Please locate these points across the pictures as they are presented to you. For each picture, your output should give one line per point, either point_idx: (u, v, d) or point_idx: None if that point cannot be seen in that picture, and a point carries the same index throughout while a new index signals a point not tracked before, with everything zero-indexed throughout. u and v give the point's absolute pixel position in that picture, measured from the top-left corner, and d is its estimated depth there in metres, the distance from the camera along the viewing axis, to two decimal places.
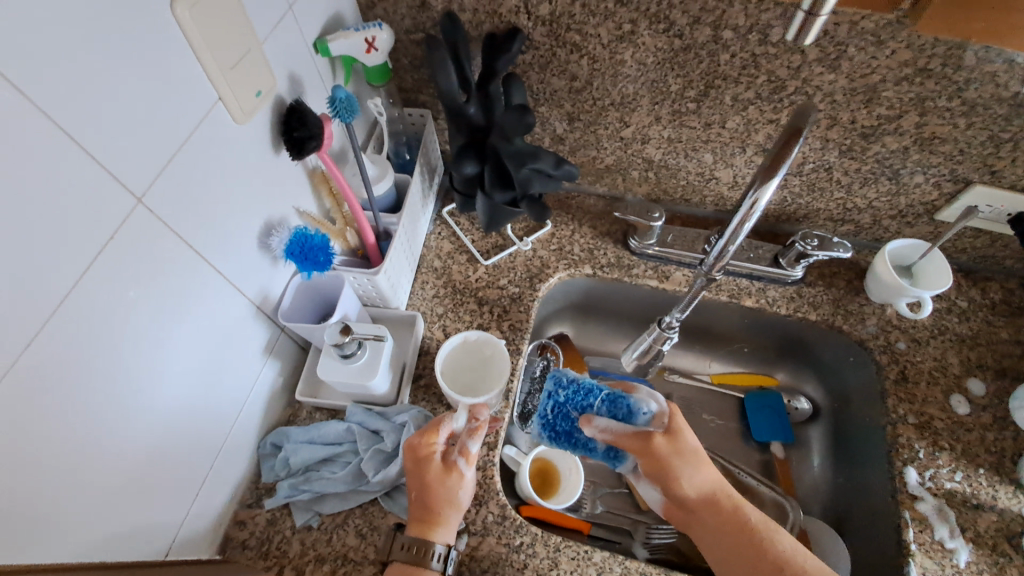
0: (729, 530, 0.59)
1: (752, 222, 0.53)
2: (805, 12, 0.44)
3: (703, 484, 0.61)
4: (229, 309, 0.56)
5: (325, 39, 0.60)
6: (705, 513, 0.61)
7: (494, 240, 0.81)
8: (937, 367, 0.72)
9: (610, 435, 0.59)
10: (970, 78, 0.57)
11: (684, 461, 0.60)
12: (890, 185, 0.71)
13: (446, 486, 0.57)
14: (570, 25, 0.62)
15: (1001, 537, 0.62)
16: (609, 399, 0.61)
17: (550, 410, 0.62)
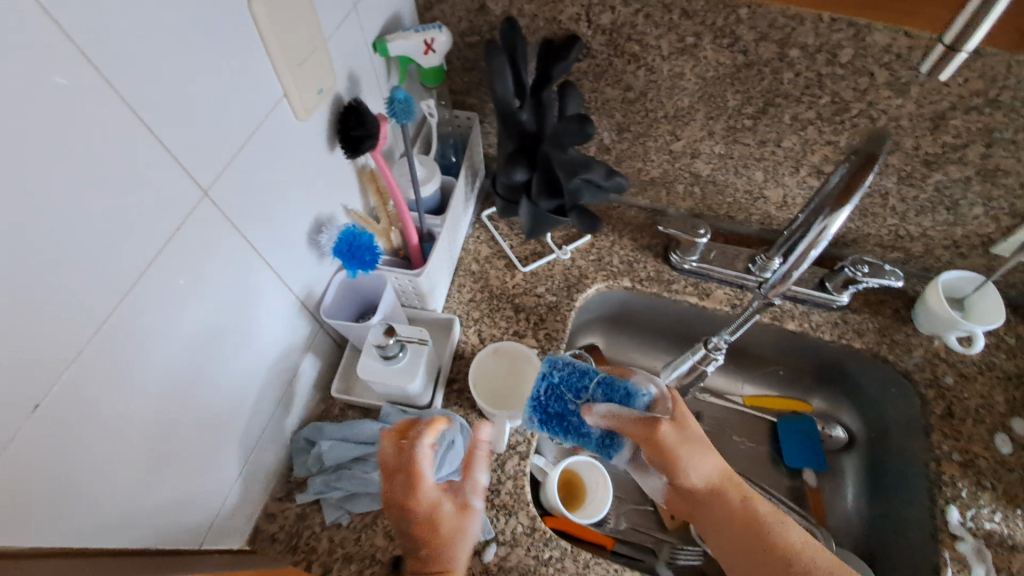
0: (739, 524, 0.54)
1: (820, 250, 0.54)
2: (945, 47, 0.41)
3: (710, 474, 0.57)
4: (276, 303, 0.56)
5: (384, 39, 0.60)
6: (713, 502, 0.56)
7: (533, 247, 0.81)
8: (984, 404, 0.69)
9: (611, 422, 0.56)
10: None
11: (691, 447, 0.56)
12: (947, 215, 0.69)
13: (453, 528, 0.54)
14: (630, 35, 0.61)
15: None
16: (604, 383, 0.58)
17: (545, 392, 0.58)
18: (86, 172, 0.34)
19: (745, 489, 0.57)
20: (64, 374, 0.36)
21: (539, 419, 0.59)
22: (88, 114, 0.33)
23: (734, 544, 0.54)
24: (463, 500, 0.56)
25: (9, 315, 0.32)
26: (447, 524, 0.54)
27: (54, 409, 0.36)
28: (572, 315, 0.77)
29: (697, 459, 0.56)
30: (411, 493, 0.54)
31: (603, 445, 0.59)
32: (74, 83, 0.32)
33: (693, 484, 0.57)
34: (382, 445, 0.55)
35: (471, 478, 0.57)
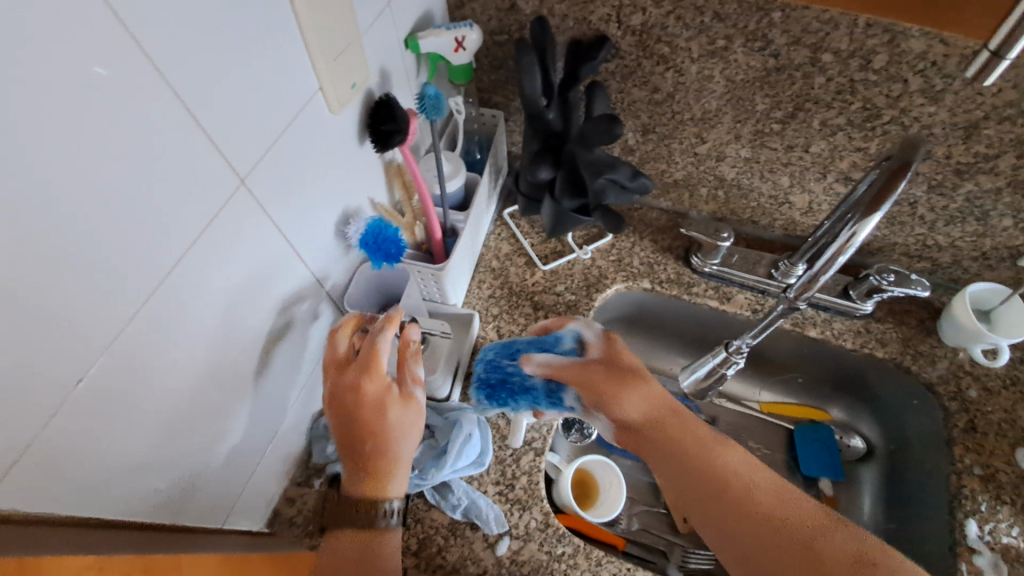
0: (676, 449, 0.53)
1: (847, 256, 0.54)
2: (991, 52, 0.43)
3: (645, 406, 0.56)
4: (303, 293, 0.58)
5: (416, 36, 0.61)
6: (661, 443, 0.54)
7: (554, 246, 0.81)
8: (1008, 419, 0.68)
9: (549, 368, 0.59)
10: None
11: (630, 379, 0.57)
12: (976, 226, 0.68)
13: (396, 424, 0.54)
14: (660, 37, 0.61)
15: None
16: (535, 343, 0.63)
17: (483, 366, 0.63)
18: (128, 161, 0.35)
19: (693, 423, 0.55)
20: (103, 356, 0.37)
21: (484, 395, 0.61)
22: (131, 105, 0.34)
23: (693, 491, 0.51)
24: (406, 390, 0.56)
25: (53, 297, 0.33)
26: (388, 416, 0.54)
27: (91, 390, 0.37)
28: (591, 314, 0.77)
29: (632, 392, 0.56)
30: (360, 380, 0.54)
31: (553, 400, 0.59)
32: (119, 75, 0.33)
33: (630, 417, 0.56)
34: (338, 336, 0.56)
35: (409, 367, 0.58)
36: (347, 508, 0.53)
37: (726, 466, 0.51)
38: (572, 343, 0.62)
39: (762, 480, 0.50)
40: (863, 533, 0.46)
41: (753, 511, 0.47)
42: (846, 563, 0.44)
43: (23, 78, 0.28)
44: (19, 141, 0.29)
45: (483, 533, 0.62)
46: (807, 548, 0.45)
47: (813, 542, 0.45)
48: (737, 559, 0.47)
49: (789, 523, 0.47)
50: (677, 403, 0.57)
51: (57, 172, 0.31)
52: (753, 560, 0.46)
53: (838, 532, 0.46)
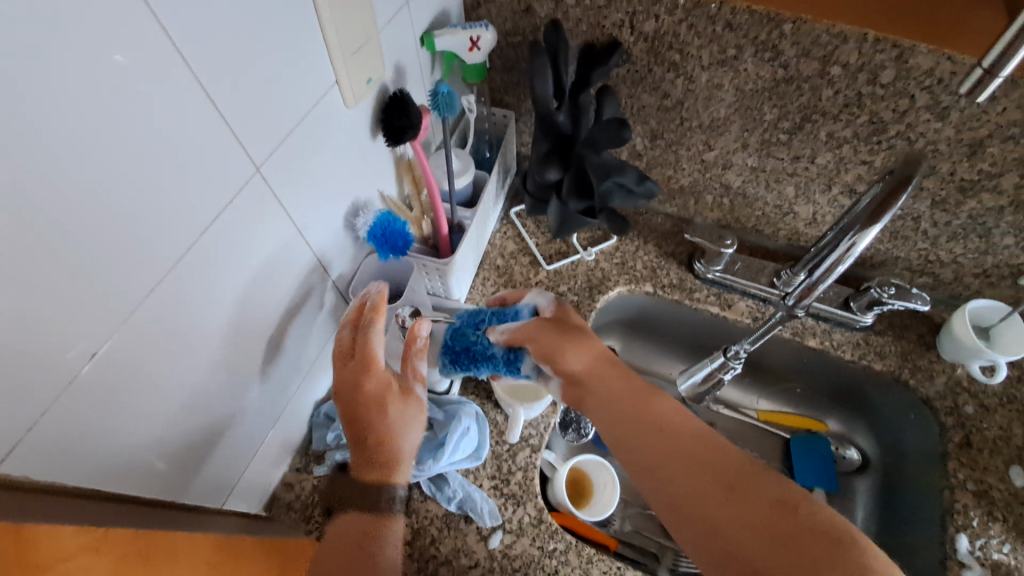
0: (616, 398, 0.54)
1: (845, 265, 0.56)
2: (983, 72, 0.48)
3: (587, 357, 0.57)
4: (311, 282, 0.59)
5: (432, 35, 0.62)
6: (602, 392, 0.55)
7: (558, 247, 0.82)
8: (1002, 436, 0.68)
9: (509, 335, 0.60)
10: None
11: (574, 333, 0.59)
12: (978, 243, 0.68)
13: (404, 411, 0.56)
14: (672, 44, 0.62)
15: None
16: (499, 315, 0.63)
17: (450, 332, 0.62)
18: (141, 144, 0.36)
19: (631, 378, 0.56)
20: (115, 333, 0.38)
21: (449, 358, 0.62)
22: (152, 91, 0.35)
23: (631, 438, 0.51)
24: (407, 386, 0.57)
25: (71, 274, 0.34)
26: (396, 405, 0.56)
27: (103, 367, 0.38)
28: (592, 315, 0.78)
29: (576, 345, 0.57)
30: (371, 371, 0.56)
31: (511, 366, 0.61)
32: (142, 62, 0.34)
33: (572, 367, 0.57)
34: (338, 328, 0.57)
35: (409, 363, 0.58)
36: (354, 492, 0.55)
37: (659, 413, 0.52)
38: (531, 315, 0.62)
39: (691, 425, 0.51)
40: (792, 482, 0.46)
41: (687, 454, 0.48)
42: (767, 501, 0.44)
43: (50, 63, 0.29)
44: (43, 122, 0.30)
45: (476, 526, 0.63)
46: (729, 487, 0.45)
47: (739, 483, 0.46)
48: (668, 506, 0.47)
49: (714, 467, 0.47)
50: (619, 359, 0.58)
51: (79, 152, 0.32)
52: (681, 504, 0.47)
53: (766, 477, 0.46)
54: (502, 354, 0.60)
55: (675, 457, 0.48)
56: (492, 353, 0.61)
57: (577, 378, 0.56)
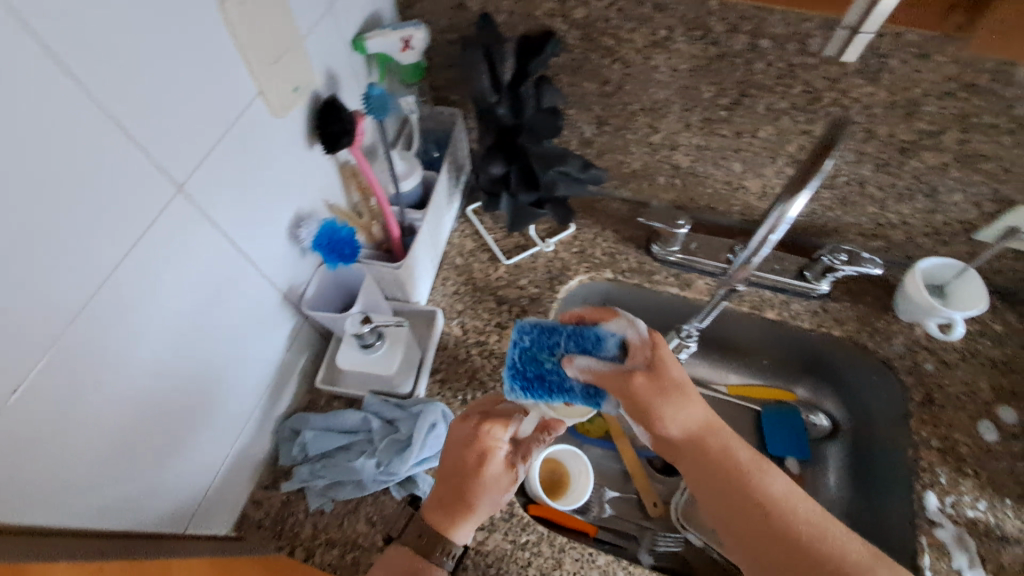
0: (715, 472, 0.52)
1: (779, 234, 0.54)
2: (850, 29, 0.52)
3: (689, 423, 0.53)
4: (258, 296, 0.58)
5: (361, 37, 0.61)
6: (691, 449, 0.53)
7: (517, 240, 0.82)
8: (966, 392, 0.68)
9: (592, 374, 0.53)
10: (1020, 95, 0.53)
11: (673, 393, 0.53)
12: (926, 202, 0.68)
13: (508, 487, 0.57)
14: (604, 29, 0.62)
15: None
16: (575, 336, 0.55)
17: (519, 357, 0.54)
18: (44, 172, 0.34)
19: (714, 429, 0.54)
20: (37, 367, 0.37)
21: (521, 387, 0.53)
22: (55, 118, 0.34)
23: (707, 496, 0.53)
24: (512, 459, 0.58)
25: None
26: (504, 485, 0.57)
27: (30, 399, 0.37)
28: (554, 306, 0.78)
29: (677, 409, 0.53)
30: (469, 440, 0.56)
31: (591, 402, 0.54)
32: (41, 90, 0.33)
33: (671, 434, 0.54)
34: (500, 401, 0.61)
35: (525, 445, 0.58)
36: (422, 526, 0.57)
37: (764, 493, 0.50)
38: (616, 346, 0.55)
39: (805, 509, 0.49)
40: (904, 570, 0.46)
41: (799, 543, 0.47)
42: None
43: None
44: None
45: None
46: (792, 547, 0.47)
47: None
48: None
49: (823, 559, 0.46)
50: (721, 428, 0.54)
51: None
52: None
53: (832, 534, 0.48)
54: (584, 391, 0.53)
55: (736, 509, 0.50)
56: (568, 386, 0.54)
57: (676, 446, 0.54)
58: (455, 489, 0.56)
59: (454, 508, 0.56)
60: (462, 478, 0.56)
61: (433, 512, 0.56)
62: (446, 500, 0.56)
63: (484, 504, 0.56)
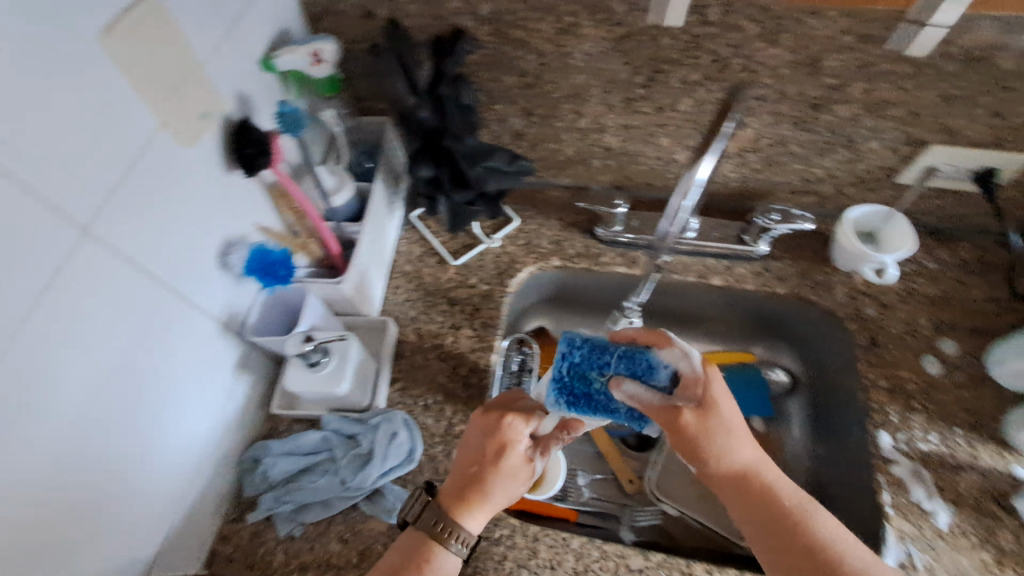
0: (760, 510, 0.53)
1: (690, 200, 0.53)
2: None
3: (738, 462, 0.54)
4: (194, 328, 0.58)
5: (269, 56, 0.61)
6: (738, 486, 0.54)
7: (463, 240, 0.82)
8: (908, 330, 0.70)
9: (639, 402, 0.51)
10: (914, 39, 0.54)
11: (722, 429, 0.53)
12: (847, 153, 0.69)
13: (524, 481, 0.57)
14: (512, 22, 0.62)
15: (984, 496, 0.61)
16: (627, 358, 0.53)
17: (569, 372, 0.52)
18: None
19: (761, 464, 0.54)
20: None
21: (566, 403, 0.52)
22: None
23: (750, 529, 0.53)
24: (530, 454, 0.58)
25: None
26: (522, 478, 0.57)
27: None
28: (508, 300, 0.79)
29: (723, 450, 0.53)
30: (492, 433, 0.56)
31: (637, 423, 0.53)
32: None
33: (716, 471, 0.54)
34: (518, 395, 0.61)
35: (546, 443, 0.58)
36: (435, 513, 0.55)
37: (810, 536, 0.51)
38: (667, 378, 0.53)
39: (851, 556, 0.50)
40: None
41: None
42: None
43: None
44: None
45: None
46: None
47: None
48: None
49: None
50: (770, 467, 0.54)
51: None
52: None
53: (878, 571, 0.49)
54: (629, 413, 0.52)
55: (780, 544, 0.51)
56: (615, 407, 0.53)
57: (720, 482, 0.55)
58: (474, 477, 0.55)
59: (471, 496, 0.55)
60: (480, 467, 0.55)
61: (450, 501, 0.55)
62: (465, 489, 0.55)
63: (500, 493, 0.56)
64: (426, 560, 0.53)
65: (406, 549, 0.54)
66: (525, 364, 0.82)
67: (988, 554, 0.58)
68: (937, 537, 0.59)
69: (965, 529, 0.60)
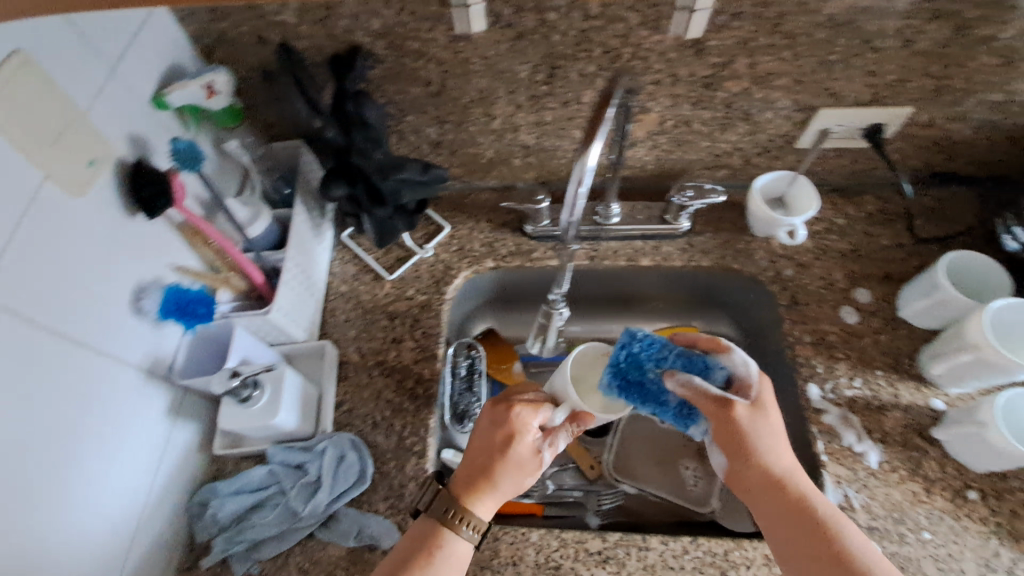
0: (791, 512, 0.53)
1: (586, 183, 0.53)
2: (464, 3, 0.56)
3: (774, 464, 0.55)
4: (115, 379, 0.56)
5: (161, 93, 0.59)
6: (769, 490, 0.54)
7: (396, 253, 0.82)
8: (824, 285, 0.74)
9: (691, 391, 0.56)
10: (782, 12, 0.57)
11: (766, 429, 0.56)
12: (747, 126, 0.72)
13: (533, 471, 0.58)
14: (406, 34, 0.63)
15: (909, 432, 0.65)
16: (685, 357, 0.59)
17: (627, 358, 0.58)
18: None
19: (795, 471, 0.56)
20: None
21: (619, 386, 0.58)
22: None
23: (775, 530, 0.53)
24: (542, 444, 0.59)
25: None
26: (530, 468, 0.58)
27: None
28: (447, 307, 0.79)
29: (761, 452, 0.56)
30: (500, 424, 0.58)
31: (682, 415, 0.59)
32: None
33: (750, 470, 0.56)
34: (525, 389, 0.63)
35: (554, 433, 0.59)
36: (446, 500, 0.56)
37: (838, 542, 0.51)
38: (722, 378, 0.59)
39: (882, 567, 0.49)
40: None
41: None
42: None
43: None
44: None
45: (379, 549, 0.63)
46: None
47: None
48: None
49: None
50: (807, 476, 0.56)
51: None
52: None
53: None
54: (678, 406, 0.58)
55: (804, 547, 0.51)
56: (664, 398, 0.59)
57: (754, 484, 0.56)
58: (487, 466, 0.57)
59: (482, 483, 0.57)
60: (491, 455, 0.57)
61: (461, 486, 0.57)
62: (477, 477, 0.57)
63: (508, 481, 0.57)
64: (435, 547, 0.54)
65: (419, 535, 0.55)
66: (473, 368, 0.83)
67: (917, 485, 0.62)
68: (869, 476, 0.63)
69: (895, 465, 0.63)
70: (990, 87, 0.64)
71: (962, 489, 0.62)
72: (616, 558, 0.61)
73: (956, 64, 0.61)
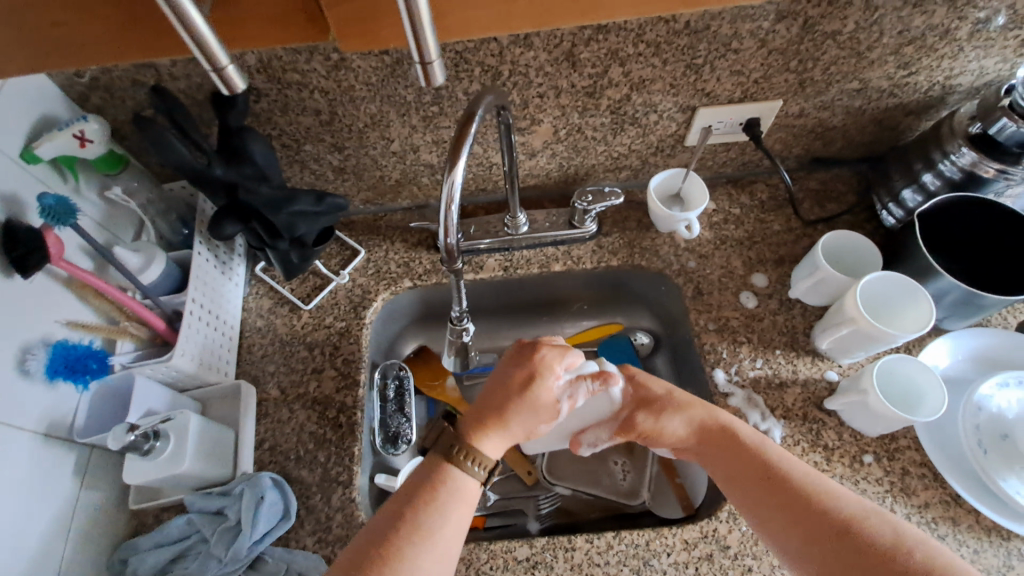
0: (723, 446, 0.60)
1: (456, 200, 0.53)
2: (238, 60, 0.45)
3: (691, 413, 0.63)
4: (8, 448, 0.54)
5: (30, 147, 0.58)
6: (699, 434, 0.61)
7: (313, 282, 0.81)
8: (725, 274, 0.77)
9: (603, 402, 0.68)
10: (641, 23, 0.60)
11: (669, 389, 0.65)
12: (636, 129, 0.75)
13: (546, 420, 0.61)
14: (283, 67, 0.63)
15: (809, 405, 0.69)
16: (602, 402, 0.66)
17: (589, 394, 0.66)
18: None
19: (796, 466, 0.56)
20: None
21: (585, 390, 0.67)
22: None
23: (722, 469, 0.59)
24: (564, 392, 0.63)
25: None
26: (545, 415, 0.61)
27: None
28: (368, 331, 0.79)
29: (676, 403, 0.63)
30: (523, 364, 0.61)
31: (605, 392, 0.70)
32: None
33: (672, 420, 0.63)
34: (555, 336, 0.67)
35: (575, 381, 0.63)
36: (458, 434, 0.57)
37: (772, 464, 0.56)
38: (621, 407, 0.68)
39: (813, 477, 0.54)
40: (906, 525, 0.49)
41: (804, 499, 0.52)
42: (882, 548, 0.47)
43: None
44: None
45: None
46: (818, 521, 0.50)
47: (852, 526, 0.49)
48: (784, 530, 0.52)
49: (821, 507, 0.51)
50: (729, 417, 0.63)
51: None
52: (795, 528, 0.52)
53: (841, 500, 0.52)
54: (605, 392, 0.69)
55: (806, 533, 0.51)
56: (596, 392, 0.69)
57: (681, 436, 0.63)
58: (505, 405, 0.59)
59: (497, 420, 0.58)
60: (513, 395, 0.59)
61: (474, 420, 0.58)
62: (492, 417, 0.58)
63: (520, 424, 0.59)
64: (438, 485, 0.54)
65: (419, 476, 0.55)
66: (403, 388, 0.82)
67: (818, 455, 0.66)
68: None
69: (797, 438, 0.67)
70: (846, 77, 0.68)
71: (858, 454, 0.66)
72: (544, 562, 0.63)
73: (810, 58, 0.66)
